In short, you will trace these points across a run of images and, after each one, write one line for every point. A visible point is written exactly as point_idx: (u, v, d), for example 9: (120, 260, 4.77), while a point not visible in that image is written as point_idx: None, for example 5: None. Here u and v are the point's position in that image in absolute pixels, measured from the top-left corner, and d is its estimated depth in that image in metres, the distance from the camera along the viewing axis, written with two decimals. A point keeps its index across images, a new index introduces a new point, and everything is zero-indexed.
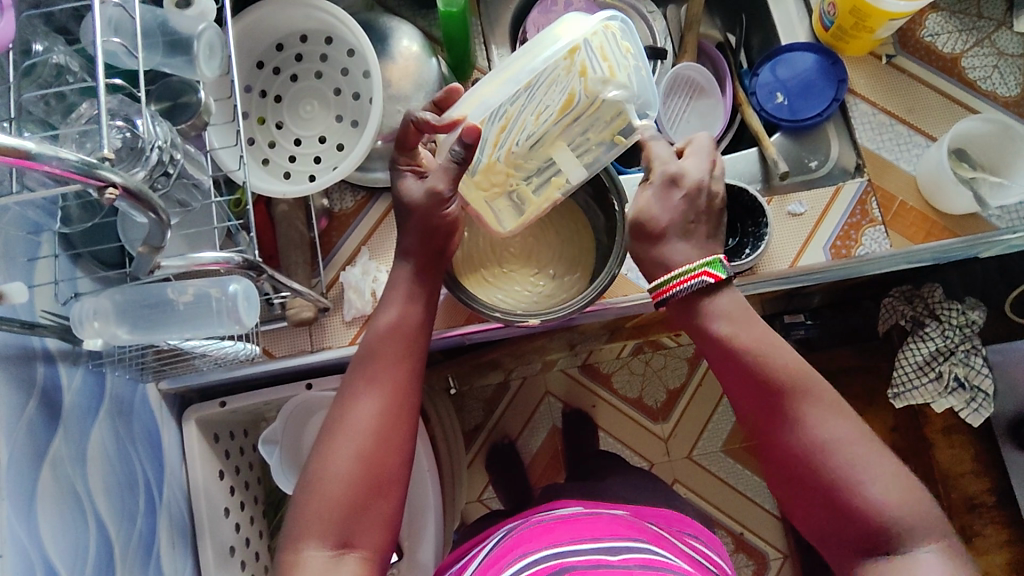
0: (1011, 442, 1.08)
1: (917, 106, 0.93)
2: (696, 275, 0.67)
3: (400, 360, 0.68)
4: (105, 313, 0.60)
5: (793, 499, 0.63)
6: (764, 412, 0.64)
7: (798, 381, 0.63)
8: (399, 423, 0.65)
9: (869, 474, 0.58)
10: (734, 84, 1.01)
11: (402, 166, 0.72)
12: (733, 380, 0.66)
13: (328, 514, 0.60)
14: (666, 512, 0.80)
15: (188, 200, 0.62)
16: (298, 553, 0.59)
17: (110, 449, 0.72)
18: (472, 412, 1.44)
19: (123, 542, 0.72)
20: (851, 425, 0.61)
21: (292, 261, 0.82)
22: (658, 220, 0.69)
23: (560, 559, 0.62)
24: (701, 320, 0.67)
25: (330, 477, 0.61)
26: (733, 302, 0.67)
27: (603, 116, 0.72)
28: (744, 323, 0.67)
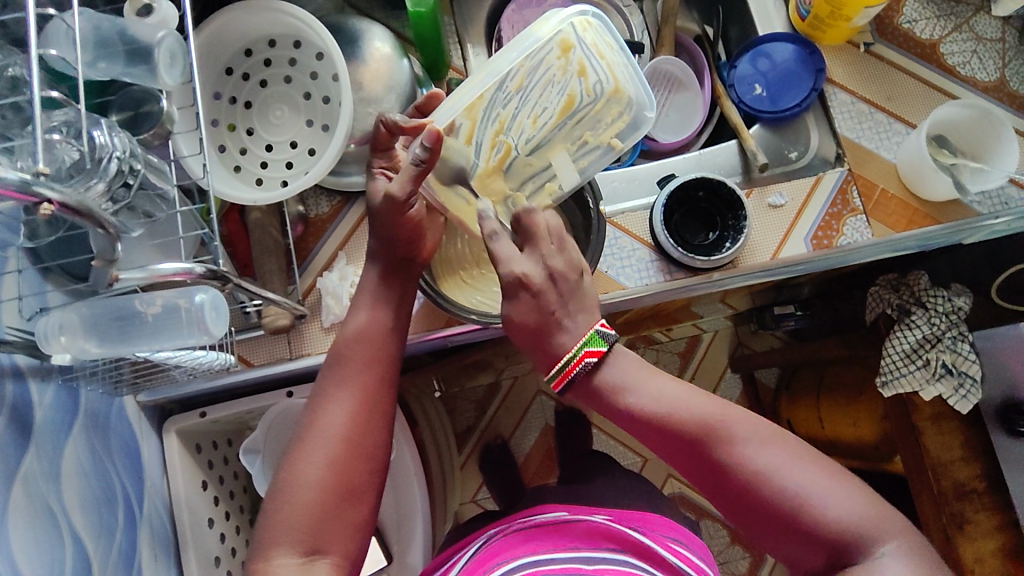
0: (1001, 427, 1.05)
1: (896, 94, 0.92)
2: (581, 359, 0.64)
3: (371, 363, 0.67)
4: (71, 328, 0.59)
5: (757, 537, 0.60)
6: (694, 464, 0.61)
7: (716, 421, 0.61)
8: (370, 427, 0.64)
9: (815, 488, 0.57)
10: (712, 77, 1.01)
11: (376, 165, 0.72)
12: (650, 438, 0.63)
13: (298, 522, 0.58)
14: (643, 515, 0.78)
15: (153, 211, 0.60)
16: (267, 562, 0.57)
17: (86, 464, 0.71)
18: (463, 414, 1.43)
19: (102, 557, 0.71)
20: (783, 444, 0.59)
21: (267, 270, 0.81)
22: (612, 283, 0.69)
23: (537, 569, 0.62)
24: (605, 389, 0.64)
25: (298, 483, 0.60)
26: (627, 364, 0.65)
27: (604, 118, 0.71)
28: (644, 383, 0.65)
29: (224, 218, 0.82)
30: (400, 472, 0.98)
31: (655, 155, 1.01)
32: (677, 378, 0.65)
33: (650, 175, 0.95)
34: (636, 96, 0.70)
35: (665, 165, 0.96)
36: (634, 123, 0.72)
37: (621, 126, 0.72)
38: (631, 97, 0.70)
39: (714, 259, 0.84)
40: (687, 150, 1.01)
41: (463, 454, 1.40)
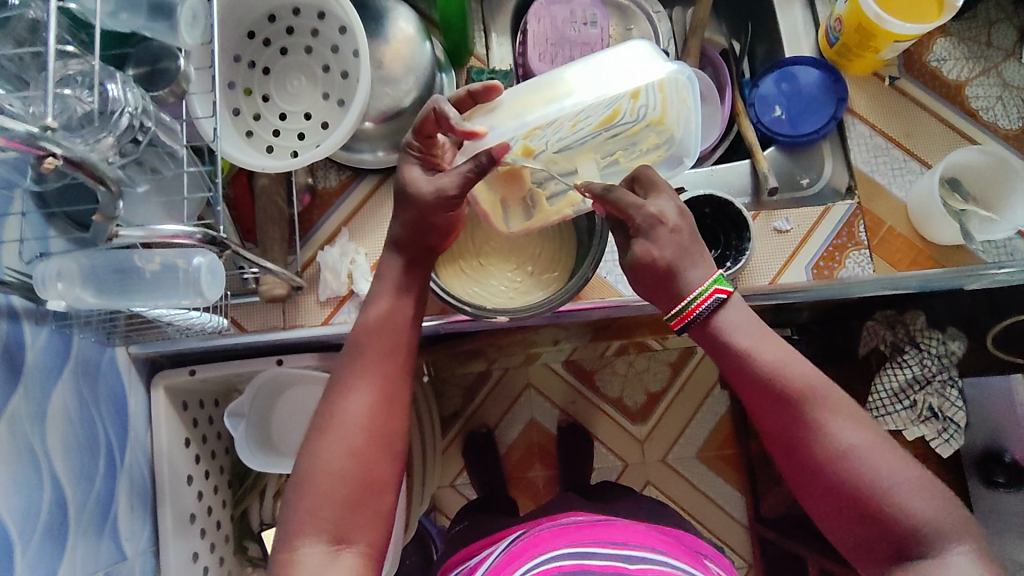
0: (978, 475, 1.08)
1: (915, 131, 0.92)
2: (709, 295, 0.64)
3: (388, 358, 0.65)
4: (69, 275, 0.60)
5: (821, 514, 0.60)
6: (783, 427, 0.62)
7: (816, 390, 0.61)
8: (390, 422, 0.62)
9: (899, 481, 0.56)
10: (734, 94, 0.99)
11: (408, 147, 0.69)
12: (746, 390, 0.64)
13: (321, 518, 0.57)
14: (683, 534, 0.80)
15: (160, 167, 0.61)
16: (290, 557, 0.56)
17: (72, 409, 0.72)
18: (451, 399, 1.44)
19: (79, 503, 0.72)
20: (873, 432, 0.59)
21: (269, 238, 0.79)
22: (660, 258, 0.65)
23: (578, 560, 0.62)
24: (717, 336, 0.64)
25: (319, 478, 0.58)
26: (742, 311, 0.65)
27: (641, 143, 0.70)
28: (751, 334, 0.64)
29: (231, 181, 0.82)
30: None
31: None
32: (785, 342, 0.64)
33: None
34: (678, 137, 0.70)
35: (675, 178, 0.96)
36: (667, 159, 0.72)
37: (655, 158, 0.71)
38: (673, 133, 0.69)
39: None
40: (702, 163, 0.98)
41: (446, 438, 1.42)
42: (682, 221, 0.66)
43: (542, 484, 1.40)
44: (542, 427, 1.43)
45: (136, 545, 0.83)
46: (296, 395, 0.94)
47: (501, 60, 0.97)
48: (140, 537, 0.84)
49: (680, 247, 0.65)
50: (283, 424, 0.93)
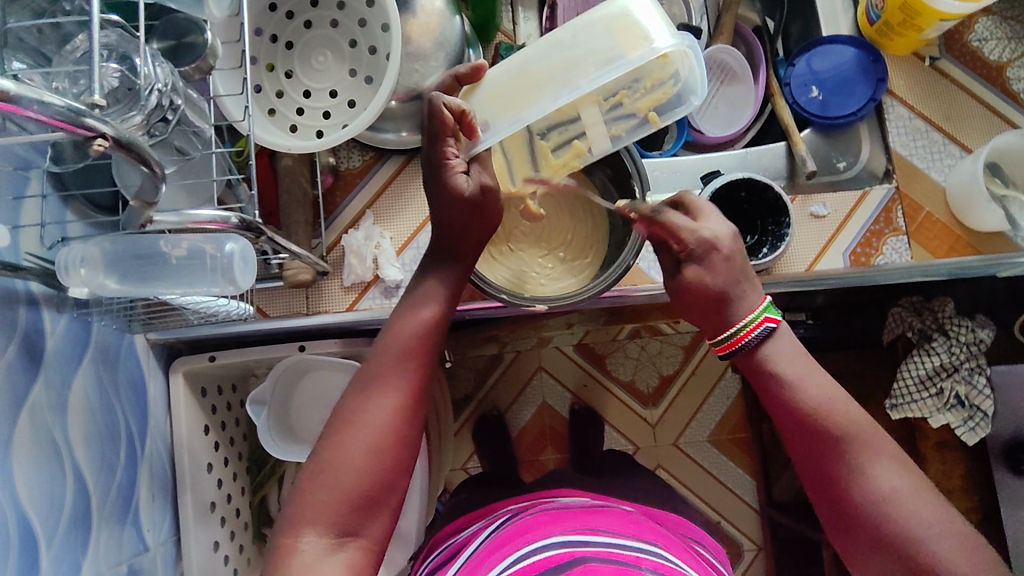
0: (1005, 464, 1.03)
1: (954, 114, 0.89)
2: (758, 324, 0.66)
3: (426, 356, 0.63)
4: (93, 262, 0.57)
5: (854, 555, 0.60)
6: (823, 461, 0.62)
7: (863, 433, 0.61)
8: (416, 421, 0.61)
9: (937, 532, 0.56)
10: (769, 73, 0.95)
11: (448, 157, 0.65)
12: (788, 422, 0.64)
13: (336, 505, 0.55)
14: (671, 516, 0.80)
15: (187, 148, 0.58)
16: (297, 538, 0.55)
17: (92, 397, 0.70)
18: (464, 382, 1.43)
19: (102, 494, 0.70)
20: (916, 481, 0.59)
21: (295, 221, 0.76)
22: (713, 283, 0.66)
23: (571, 549, 0.61)
24: (764, 367, 0.65)
25: (343, 463, 0.56)
26: (792, 350, 0.66)
27: (644, 81, 0.66)
28: (799, 369, 0.65)
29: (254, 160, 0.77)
30: None
31: (698, 148, 0.96)
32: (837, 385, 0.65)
33: (694, 168, 0.92)
34: (688, 73, 0.66)
35: (709, 161, 0.92)
36: (674, 98, 0.68)
37: (663, 98, 0.68)
38: (677, 68, 0.66)
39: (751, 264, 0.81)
40: (731, 147, 0.96)
41: (458, 421, 1.41)
42: (735, 247, 0.67)
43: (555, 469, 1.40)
44: (555, 412, 1.42)
45: (157, 535, 0.81)
46: (313, 381, 0.92)
47: (528, 34, 0.92)
48: (162, 526, 0.82)
49: (733, 274, 0.66)
50: (302, 410, 0.91)
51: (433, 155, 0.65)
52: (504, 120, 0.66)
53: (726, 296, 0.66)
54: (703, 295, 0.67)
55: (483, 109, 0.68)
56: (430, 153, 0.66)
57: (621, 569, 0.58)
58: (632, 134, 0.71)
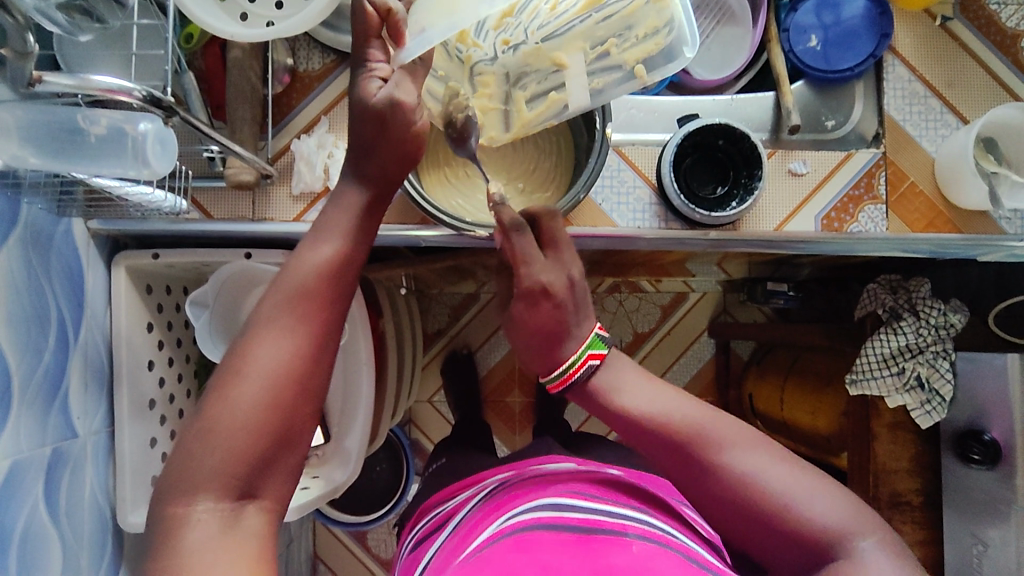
0: (953, 451, 1.01)
1: (957, 81, 0.83)
2: (583, 362, 0.69)
3: (324, 297, 0.57)
4: (5, 129, 0.55)
5: (746, 540, 0.61)
6: (682, 467, 0.64)
7: (703, 428, 0.64)
8: (316, 368, 0.56)
9: (799, 490, 0.59)
10: (769, 15, 0.87)
11: (369, 59, 0.61)
12: (642, 445, 0.66)
13: (227, 467, 0.51)
14: (661, 481, 0.77)
15: (105, 17, 0.54)
16: (188, 508, 0.50)
17: (18, 278, 0.68)
18: (436, 316, 1.42)
19: (25, 376, 0.70)
20: (763, 449, 0.62)
21: (239, 117, 0.72)
22: (542, 324, 0.70)
23: (557, 513, 0.61)
24: (604, 397, 0.68)
25: (229, 419, 0.52)
26: (623, 369, 0.70)
27: (638, 28, 0.62)
28: (637, 388, 0.68)
29: (202, 51, 0.73)
30: (352, 359, 0.97)
31: (685, 90, 0.92)
32: (673, 389, 0.68)
33: (673, 111, 0.87)
34: (681, 19, 0.60)
35: (693, 106, 0.88)
36: (668, 50, 0.62)
37: (652, 52, 0.63)
38: (675, 13, 0.60)
39: (714, 216, 0.77)
40: (720, 93, 0.91)
41: (428, 355, 1.41)
42: (567, 293, 0.70)
43: (517, 411, 1.41)
44: None
45: (89, 424, 0.81)
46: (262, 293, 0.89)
47: None
48: (94, 417, 0.82)
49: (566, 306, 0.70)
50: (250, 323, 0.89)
51: (356, 57, 0.61)
52: (434, 27, 0.57)
53: (551, 335, 0.70)
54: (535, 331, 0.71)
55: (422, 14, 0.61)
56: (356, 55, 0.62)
57: (609, 537, 0.57)
58: (617, 89, 0.66)
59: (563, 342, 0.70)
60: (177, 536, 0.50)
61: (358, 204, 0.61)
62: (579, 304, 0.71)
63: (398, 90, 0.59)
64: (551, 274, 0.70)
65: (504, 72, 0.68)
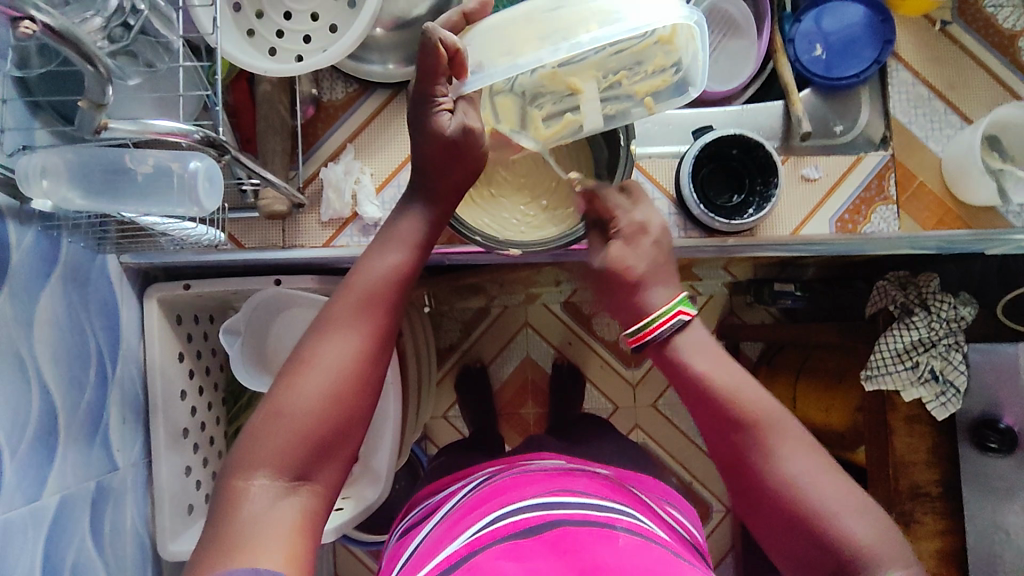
0: (970, 439, 1.03)
1: (959, 83, 0.86)
2: (672, 316, 0.70)
3: (390, 304, 0.64)
4: (55, 173, 0.55)
5: (769, 541, 0.62)
6: (737, 451, 0.64)
7: (767, 418, 0.64)
8: (375, 368, 0.61)
9: (840, 506, 0.58)
10: (773, 27, 0.90)
11: (437, 95, 0.64)
12: (706, 421, 0.67)
13: (287, 448, 0.56)
14: (644, 478, 0.82)
15: (154, 61, 0.58)
16: (246, 482, 0.55)
17: (59, 315, 0.69)
18: (448, 332, 1.43)
19: (69, 411, 0.71)
20: (819, 463, 0.61)
21: (269, 149, 0.74)
22: (634, 267, 0.73)
23: (546, 510, 0.62)
24: (677, 360, 0.70)
25: (300, 404, 0.57)
26: (700, 340, 0.70)
27: (647, 64, 0.66)
28: (711, 361, 0.69)
29: (231, 85, 0.75)
30: None
31: (694, 102, 0.94)
32: (749, 374, 0.68)
33: (687, 123, 0.90)
34: (690, 59, 0.65)
35: (704, 117, 0.90)
36: (673, 88, 0.67)
37: (660, 87, 0.67)
38: (682, 56, 0.65)
39: (735, 223, 0.80)
40: (731, 103, 0.93)
41: (441, 370, 1.42)
42: (662, 236, 0.75)
43: (532, 422, 1.41)
44: (537, 365, 1.43)
45: (127, 456, 0.82)
46: (291, 317, 0.91)
47: None
48: (132, 448, 0.83)
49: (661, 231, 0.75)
50: (278, 347, 0.91)
51: (420, 91, 0.64)
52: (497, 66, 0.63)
53: (644, 280, 0.73)
54: (624, 276, 0.73)
55: (472, 52, 0.66)
56: (422, 90, 0.64)
57: (597, 528, 0.59)
58: (623, 116, 0.69)
59: (649, 289, 0.73)
60: (229, 528, 0.52)
61: (422, 216, 0.69)
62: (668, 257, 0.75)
63: (468, 119, 0.65)
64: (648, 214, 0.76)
65: (519, 91, 0.67)
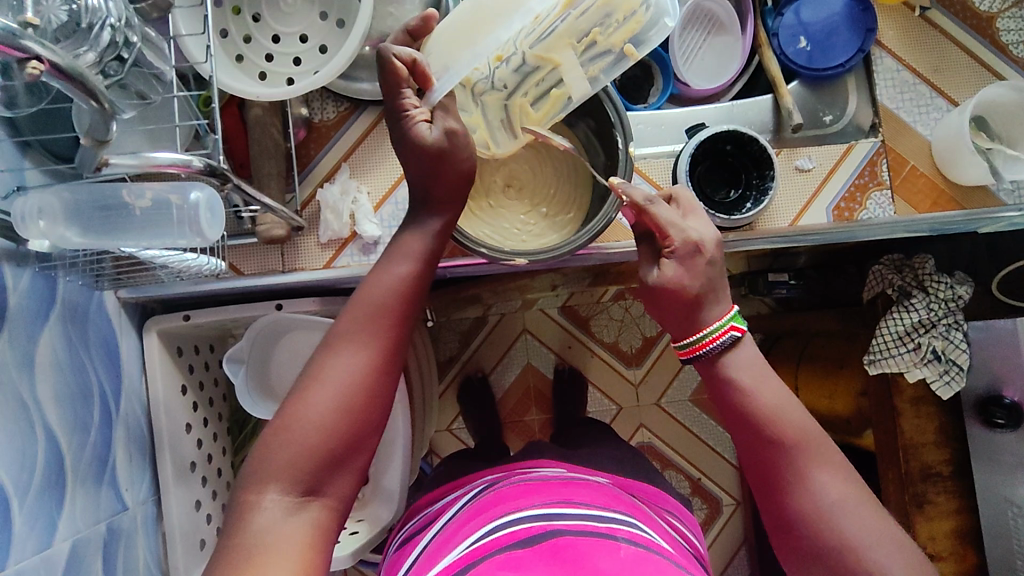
0: (977, 417, 1.03)
1: (943, 66, 0.88)
2: (724, 331, 0.67)
3: (400, 317, 0.62)
4: (52, 213, 0.54)
5: (797, 562, 0.63)
6: (773, 470, 0.64)
7: (807, 441, 0.64)
8: (386, 381, 0.60)
9: (872, 539, 0.59)
10: (756, 23, 0.92)
11: (407, 109, 0.63)
12: (745, 435, 0.66)
13: (298, 463, 0.55)
14: (647, 486, 0.82)
15: (147, 92, 0.57)
16: (258, 495, 0.54)
17: (61, 355, 0.68)
18: (447, 344, 1.42)
19: (75, 454, 0.69)
20: (855, 491, 0.62)
21: (265, 173, 0.74)
22: (687, 287, 0.67)
23: (544, 522, 0.62)
24: (719, 374, 0.68)
25: (311, 416, 0.56)
26: (746, 357, 0.68)
27: (616, 13, 0.65)
28: (756, 380, 0.67)
29: (221, 111, 0.75)
30: None
31: (683, 101, 0.95)
32: (791, 393, 0.67)
33: (680, 122, 0.90)
34: None
35: (696, 115, 0.90)
36: (648, 26, 0.66)
37: (636, 28, 0.66)
38: None
39: (734, 219, 0.80)
40: (717, 100, 0.95)
41: (443, 383, 1.41)
42: (714, 252, 0.68)
43: (537, 429, 1.40)
44: (538, 371, 1.42)
45: (136, 494, 0.80)
46: (294, 341, 0.90)
47: None
48: (141, 486, 0.81)
49: (707, 277, 0.67)
50: (282, 372, 0.90)
51: (392, 108, 0.64)
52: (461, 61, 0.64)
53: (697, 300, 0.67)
54: (678, 296, 0.67)
55: (437, 57, 0.66)
56: (389, 110, 0.64)
57: (597, 542, 0.58)
58: (610, 73, 0.68)
59: (704, 308, 0.68)
60: (243, 544, 0.52)
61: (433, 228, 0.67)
62: (721, 269, 0.69)
63: (451, 121, 0.65)
64: (699, 230, 0.68)
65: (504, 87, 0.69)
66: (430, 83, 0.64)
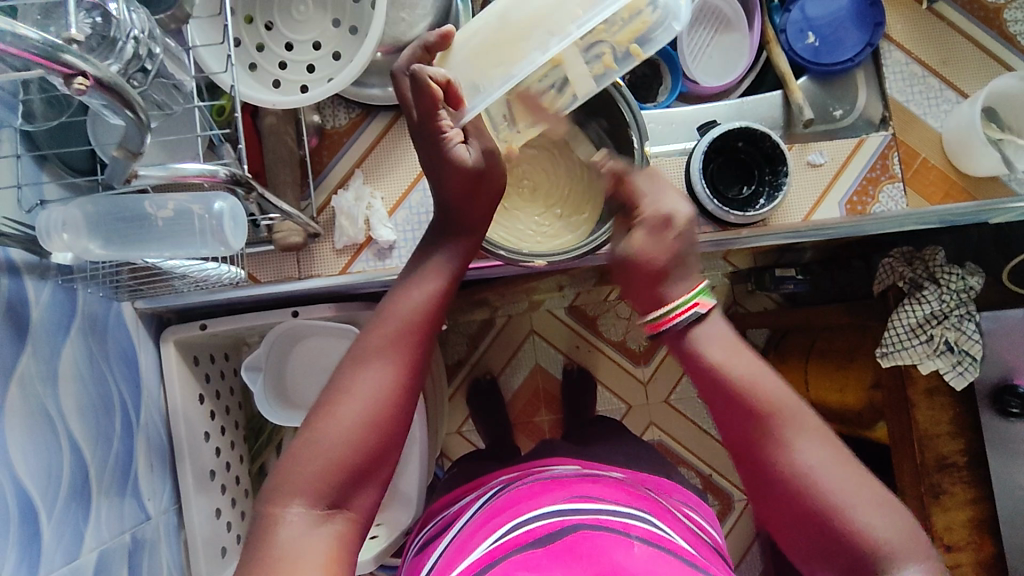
0: (992, 407, 1.02)
1: (952, 58, 0.88)
2: (687, 307, 0.64)
3: (417, 335, 0.62)
4: (75, 226, 0.55)
5: (781, 530, 0.58)
6: (749, 439, 0.59)
7: (783, 407, 0.59)
8: (408, 398, 0.60)
9: (856, 500, 0.55)
10: (763, 19, 0.92)
11: (444, 131, 0.65)
12: (718, 406, 0.62)
13: (322, 476, 0.54)
14: (664, 482, 0.82)
15: (167, 102, 0.58)
16: (282, 508, 0.53)
17: (82, 367, 0.68)
18: (456, 347, 1.42)
19: (99, 465, 0.69)
20: (836, 454, 0.57)
21: (280, 181, 0.74)
22: (656, 260, 0.66)
23: (560, 518, 0.62)
24: (690, 350, 0.63)
25: (332, 433, 0.55)
26: (713, 329, 0.63)
27: (621, 12, 0.64)
28: (724, 350, 0.62)
29: None
30: None
31: (692, 99, 0.95)
32: (762, 360, 0.62)
33: (689, 119, 0.90)
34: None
35: (705, 112, 0.91)
36: (654, 26, 0.66)
37: (643, 28, 0.66)
38: None
39: (748, 215, 0.80)
40: (725, 97, 0.95)
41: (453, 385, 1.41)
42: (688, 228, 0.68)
43: (548, 429, 1.40)
44: (547, 372, 1.42)
45: (158, 504, 0.80)
46: (309, 347, 0.90)
47: None
48: (162, 495, 0.81)
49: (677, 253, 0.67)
50: (299, 379, 0.90)
51: (429, 134, 0.65)
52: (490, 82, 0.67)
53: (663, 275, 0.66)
54: (645, 271, 0.66)
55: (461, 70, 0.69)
56: (423, 133, 0.66)
57: (612, 536, 0.58)
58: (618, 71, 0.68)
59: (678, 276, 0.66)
60: (269, 554, 0.51)
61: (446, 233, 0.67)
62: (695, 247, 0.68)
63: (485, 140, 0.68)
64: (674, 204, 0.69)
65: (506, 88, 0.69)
66: (462, 107, 0.67)
